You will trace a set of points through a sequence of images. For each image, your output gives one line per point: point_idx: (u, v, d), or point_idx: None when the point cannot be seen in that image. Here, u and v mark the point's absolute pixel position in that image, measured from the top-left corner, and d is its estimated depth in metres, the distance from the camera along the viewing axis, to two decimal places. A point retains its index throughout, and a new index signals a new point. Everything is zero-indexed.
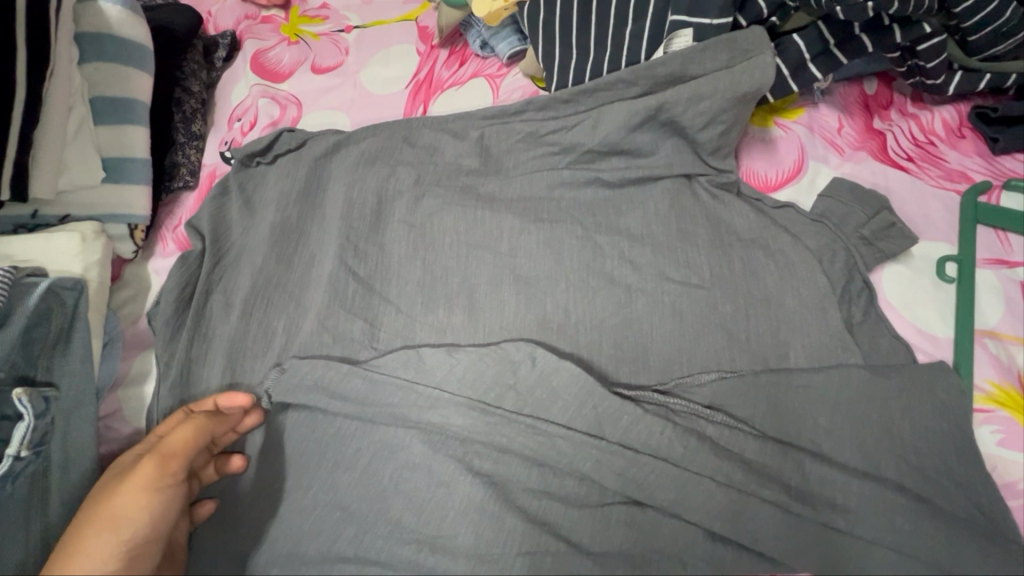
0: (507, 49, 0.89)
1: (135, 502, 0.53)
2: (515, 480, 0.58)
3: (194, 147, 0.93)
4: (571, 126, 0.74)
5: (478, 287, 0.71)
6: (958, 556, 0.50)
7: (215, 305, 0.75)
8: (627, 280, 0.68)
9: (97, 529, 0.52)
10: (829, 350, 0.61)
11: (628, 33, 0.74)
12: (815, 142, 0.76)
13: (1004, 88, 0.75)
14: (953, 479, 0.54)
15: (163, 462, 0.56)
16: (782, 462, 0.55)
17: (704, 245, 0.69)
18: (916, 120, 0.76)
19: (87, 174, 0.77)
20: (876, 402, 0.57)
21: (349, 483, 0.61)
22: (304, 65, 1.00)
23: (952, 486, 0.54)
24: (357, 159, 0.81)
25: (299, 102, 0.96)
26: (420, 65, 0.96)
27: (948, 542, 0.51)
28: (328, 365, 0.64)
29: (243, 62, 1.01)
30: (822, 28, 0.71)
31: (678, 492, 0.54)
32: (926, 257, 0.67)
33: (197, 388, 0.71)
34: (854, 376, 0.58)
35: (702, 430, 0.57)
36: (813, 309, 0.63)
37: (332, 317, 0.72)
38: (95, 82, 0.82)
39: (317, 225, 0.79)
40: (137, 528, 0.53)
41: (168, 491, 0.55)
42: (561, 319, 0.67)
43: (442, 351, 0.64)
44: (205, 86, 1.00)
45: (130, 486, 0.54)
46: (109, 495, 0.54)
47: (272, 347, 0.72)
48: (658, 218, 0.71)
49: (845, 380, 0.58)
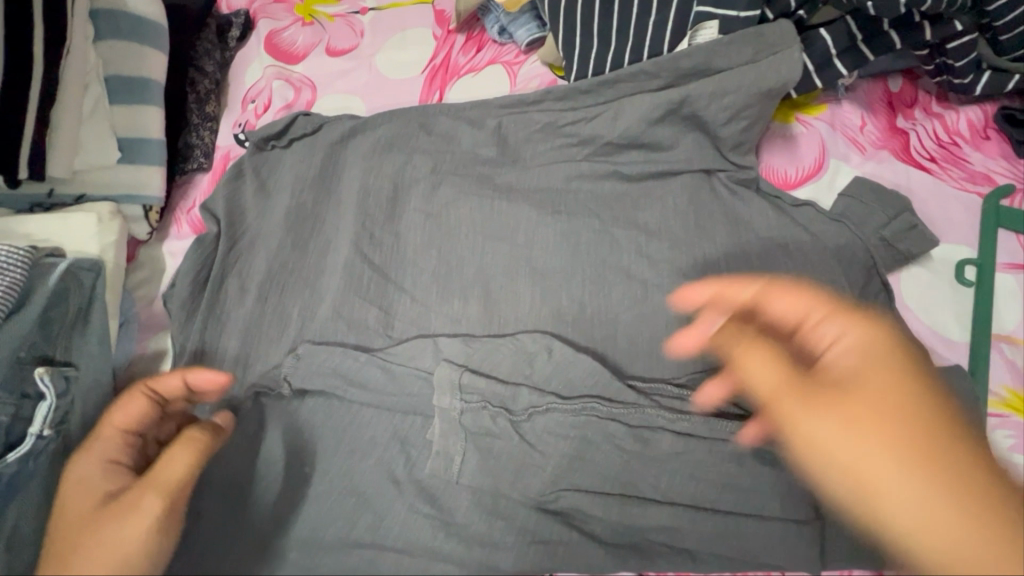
0: (525, 36, 0.88)
1: (139, 544, 0.49)
2: (528, 471, 0.57)
3: (208, 129, 0.92)
4: (591, 117, 0.73)
5: (493, 277, 0.71)
6: None
7: (230, 290, 0.75)
8: (643, 275, 0.68)
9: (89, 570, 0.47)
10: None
11: (651, 23, 0.73)
12: (837, 140, 0.75)
13: None
14: None
15: (164, 497, 0.51)
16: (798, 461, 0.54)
17: (722, 242, 0.68)
18: (941, 120, 0.75)
19: (103, 155, 0.77)
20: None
21: (366, 469, 0.62)
22: (318, 47, 0.98)
23: None
24: (374, 145, 0.80)
25: (313, 84, 0.95)
26: (436, 50, 0.95)
27: None
28: (346, 354, 0.66)
29: (257, 42, 1.00)
30: (849, 22, 0.70)
31: (692, 487, 0.54)
32: (945, 260, 0.67)
33: (213, 371, 0.71)
34: None
35: (718, 423, 0.56)
36: (830, 310, 0.64)
37: (347, 304, 0.72)
38: (110, 60, 0.81)
39: (332, 211, 0.79)
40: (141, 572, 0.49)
41: (170, 526, 0.51)
42: (577, 312, 0.68)
43: (458, 341, 0.64)
44: (219, 66, 0.98)
45: (130, 527, 0.49)
46: (98, 530, 0.49)
47: (287, 332, 0.72)
48: (676, 213, 0.71)
49: None
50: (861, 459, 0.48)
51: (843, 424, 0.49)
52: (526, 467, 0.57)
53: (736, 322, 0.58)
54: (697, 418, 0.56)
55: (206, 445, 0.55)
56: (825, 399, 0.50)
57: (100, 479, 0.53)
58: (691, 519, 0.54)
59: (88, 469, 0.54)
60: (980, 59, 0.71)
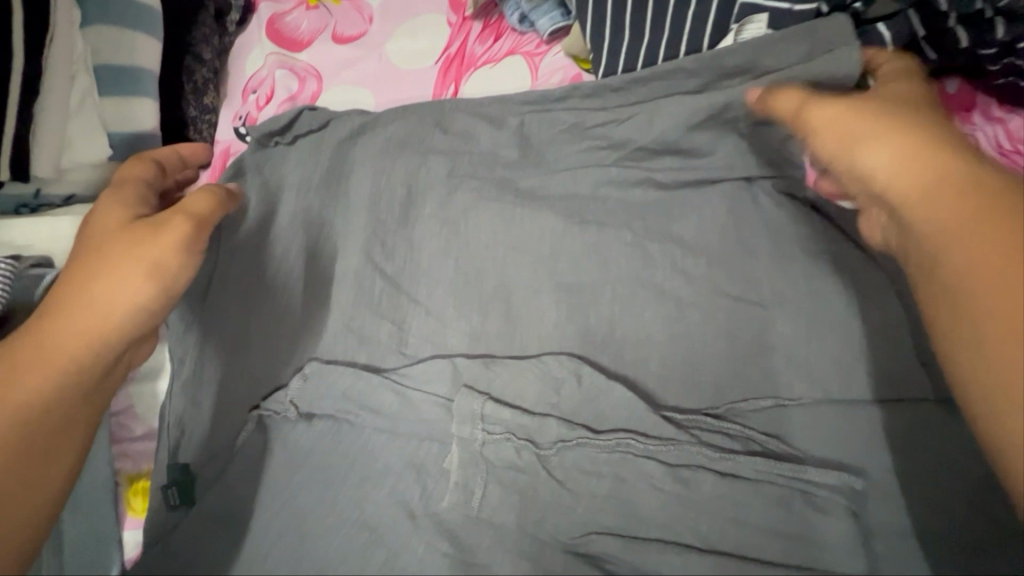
0: (549, 24, 0.80)
1: (165, 257, 0.52)
2: (555, 509, 0.53)
3: (206, 122, 0.87)
4: (622, 119, 0.67)
5: (515, 292, 0.66)
6: None
7: (228, 299, 0.69)
8: (678, 293, 0.63)
9: (130, 263, 0.52)
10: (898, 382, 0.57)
11: (692, 13, 0.66)
12: None
13: None
14: None
15: (197, 227, 0.54)
16: (843, 505, 0.51)
17: (765, 258, 0.63)
18: (1004, 126, 0.69)
19: (92, 152, 0.71)
20: (951, 444, 0.53)
21: (378, 500, 0.58)
22: (324, 33, 0.91)
23: None
24: (385, 144, 0.74)
25: (319, 75, 0.89)
26: (451, 38, 0.88)
27: None
28: (359, 376, 0.61)
29: (259, 27, 0.93)
30: (912, 16, 0.63)
31: (733, 532, 0.50)
32: None
33: (209, 390, 0.66)
34: (927, 412, 0.54)
35: (763, 462, 0.52)
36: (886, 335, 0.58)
37: (357, 319, 0.67)
38: (99, 48, 0.74)
39: (339, 217, 0.72)
40: (168, 272, 0.53)
41: (194, 254, 0.54)
42: (606, 332, 0.63)
43: (479, 364, 0.60)
44: (218, 53, 0.91)
45: (156, 245, 0.52)
46: (129, 250, 0.52)
47: (293, 347, 0.67)
48: (714, 225, 0.65)
49: (918, 415, 0.54)
50: (924, 201, 0.41)
51: (876, 139, 0.45)
52: (552, 505, 0.53)
53: (811, 98, 0.52)
54: (743, 457, 0.52)
55: (225, 198, 0.58)
56: (857, 117, 0.47)
57: (124, 208, 0.57)
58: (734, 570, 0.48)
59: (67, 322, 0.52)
60: None
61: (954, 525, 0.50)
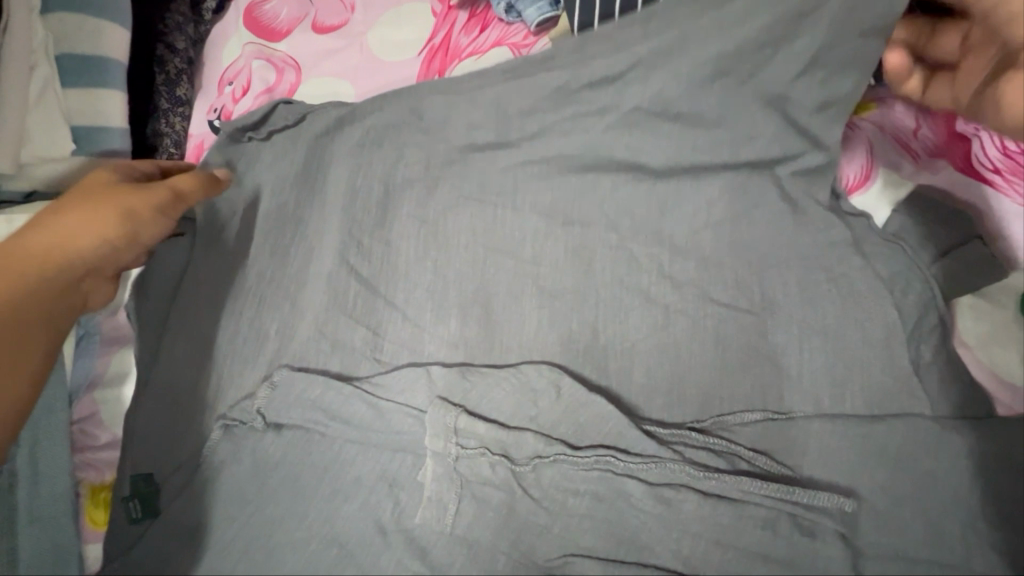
0: (536, 14, 0.77)
1: (137, 215, 0.57)
2: (530, 526, 0.51)
3: (181, 114, 0.83)
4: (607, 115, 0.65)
5: (496, 296, 0.63)
6: None
7: (196, 301, 0.66)
8: (667, 299, 0.60)
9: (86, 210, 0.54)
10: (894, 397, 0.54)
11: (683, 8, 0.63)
12: (886, 145, 0.67)
13: None
14: None
15: (175, 198, 0.59)
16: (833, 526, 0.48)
17: (754, 264, 0.60)
18: None
19: (53, 147, 0.68)
20: (947, 459, 0.50)
21: (345, 513, 0.55)
22: (304, 22, 0.87)
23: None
24: (361, 139, 0.70)
25: (297, 65, 0.85)
26: (436, 29, 0.84)
27: None
28: (329, 385, 0.59)
29: (236, 15, 0.89)
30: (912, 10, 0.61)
31: (718, 554, 0.47)
32: (1010, 290, 0.60)
33: (178, 396, 0.64)
34: (923, 429, 0.51)
35: (748, 481, 0.49)
36: (879, 346, 0.56)
37: (331, 323, 0.64)
38: (62, 36, 0.71)
39: (316, 211, 0.69)
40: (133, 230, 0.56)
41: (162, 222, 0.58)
42: (590, 339, 0.60)
43: (455, 372, 0.57)
44: (193, 42, 0.88)
45: (134, 200, 0.57)
46: (99, 197, 0.56)
47: (264, 351, 0.64)
48: (703, 229, 0.62)
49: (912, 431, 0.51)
50: None
51: None
52: (527, 524, 0.51)
53: None
54: (727, 476, 0.49)
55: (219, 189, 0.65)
56: None
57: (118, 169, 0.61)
58: None
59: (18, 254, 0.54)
60: None
61: (947, 547, 0.48)
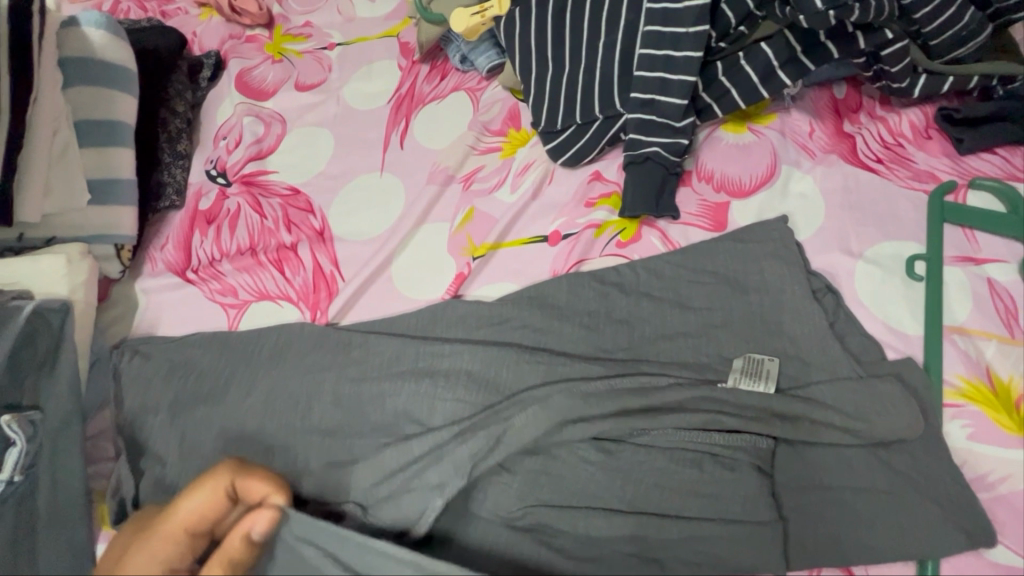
0: (486, 62, 0.92)
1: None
2: (494, 491, 0.58)
3: (180, 166, 0.94)
4: (561, 284, 0.71)
5: (462, 314, 0.70)
6: (914, 543, 0.53)
7: (201, 336, 0.75)
8: (618, 280, 0.70)
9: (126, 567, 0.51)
10: (812, 361, 0.62)
11: (602, 46, 0.79)
12: (786, 145, 0.77)
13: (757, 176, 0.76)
14: (915, 481, 0.55)
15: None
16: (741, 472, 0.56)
17: (679, 261, 0.70)
18: (885, 124, 0.78)
19: (73, 197, 0.78)
20: (863, 401, 0.57)
21: (332, 490, 0.61)
22: (287, 82, 1.01)
23: (916, 485, 0.55)
24: (330, 340, 0.71)
25: (283, 119, 0.98)
26: (401, 80, 0.98)
27: (905, 527, 0.54)
28: (319, 388, 0.67)
29: (228, 81, 1.03)
30: (788, 36, 0.73)
31: (659, 492, 0.56)
32: (895, 257, 0.68)
33: (181, 409, 0.70)
34: (839, 383, 0.59)
35: (679, 438, 0.58)
36: (798, 322, 0.64)
37: (318, 330, 0.72)
38: (78, 106, 0.82)
39: (283, 369, 0.70)
40: None
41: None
42: (546, 328, 0.68)
43: (423, 369, 0.66)
44: (190, 106, 1.00)
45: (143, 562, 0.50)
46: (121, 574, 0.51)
47: (260, 354, 0.72)
48: (640, 261, 0.71)
49: (832, 387, 0.59)
50: None
51: None
52: (494, 490, 0.58)
53: None
54: (658, 429, 0.58)
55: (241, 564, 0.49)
56: None
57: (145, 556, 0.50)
58: (656, 526, 0.55)
59: (145, 570, 0.50)
60: (774, 62, 0.74)
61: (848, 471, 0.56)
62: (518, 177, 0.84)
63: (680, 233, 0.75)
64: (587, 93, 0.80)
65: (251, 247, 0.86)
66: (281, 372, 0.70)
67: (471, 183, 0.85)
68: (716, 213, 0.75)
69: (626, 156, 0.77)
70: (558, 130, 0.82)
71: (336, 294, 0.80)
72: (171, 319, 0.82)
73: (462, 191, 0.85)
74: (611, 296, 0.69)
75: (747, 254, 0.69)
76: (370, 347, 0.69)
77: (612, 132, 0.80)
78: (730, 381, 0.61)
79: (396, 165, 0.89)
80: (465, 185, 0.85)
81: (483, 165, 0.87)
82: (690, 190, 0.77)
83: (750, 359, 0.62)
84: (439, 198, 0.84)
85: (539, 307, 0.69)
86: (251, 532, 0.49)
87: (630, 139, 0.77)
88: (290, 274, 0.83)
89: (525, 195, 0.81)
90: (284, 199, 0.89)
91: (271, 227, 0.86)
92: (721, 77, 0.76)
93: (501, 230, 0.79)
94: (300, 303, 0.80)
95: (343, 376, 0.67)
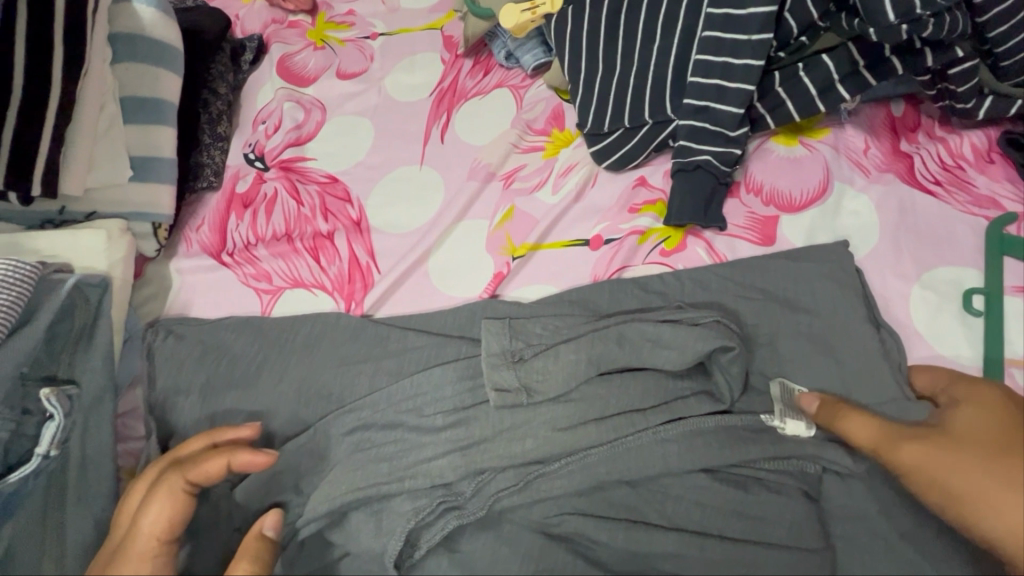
0: (532, 60, 0.90)
1: None
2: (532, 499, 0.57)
3: (219, 148, 0.93)
4: (603, 291, 0.70)
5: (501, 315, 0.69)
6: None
7: (235, 321, 0.74)
8: (661, 290, 0.69)
9: None
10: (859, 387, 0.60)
11: (656, 50, 0.78)
12: (840, 161, 0.75)
13: (818, 193, 0.74)
14: None
15: None
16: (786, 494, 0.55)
17: (726, 274, 0.68)
18: (945, 144, 0.75)
19: (115, 173, 0.78)
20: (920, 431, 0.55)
21: None
22: (329, 70, 1.00)
23: None
24: (365, 333, 0.70)
25: (323, 106, 0.97)
26: (444, 74, 0.97)
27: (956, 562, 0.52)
28: (354, 381, 0.67)
29: (270, 65, 1.02)
30: (851, 48, 0.71)
31: (701, 511, 0.55)
32: (952, 284, 0.66)
33: (212, 393, 0.69)
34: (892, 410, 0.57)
35: (725, 458, 0.56)
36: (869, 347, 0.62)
37: (354, 322, 0.71)
38: (125, 82, 0.82)
39: (318, 360, 0.69)
40: None
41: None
42: None
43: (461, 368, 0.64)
44: (231, 89, 1.00)
45: None
46: None
47: (294, 342, 0.71)
48: (685, 272, 0.69)
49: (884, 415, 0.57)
50: None
51: None
52: (530, 496, 0.57)
53: None
54: (705, 449, 0.57)
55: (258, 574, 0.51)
56: None
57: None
58: (698, 544, 0.54)
59: None
60: (836, 74, 0.72)
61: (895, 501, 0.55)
62: (561, 178, 0.83)
63: (728, 246, 0.73)
64: (638, 96, 0.79)
65: (287, 233, 0.85)
66: (316, 363, 0.69)
67: (512, 182, 0.84)
68: (764, 227, 0.73)
69: (675, 163, 0.75)
70: (605, 132, 0.80)
71: (371, 285, 0.79)
72: (203, 301, 0.82)
73: (503, 189, 0.83)
74: (655, 305, 0.68)
75: (799, 272, 0.67)
76: (407, 343, 0.68)
77: (659, 138, 0.79)
78: (777, 411, 0.59)
79: (437, 158, 0.88)
80: (506, 183, 0.84)
81: (525, 164, 0.85)
82: (738, 201, 0.75)
83: (785, 386, 0.61)
84: (479, 195, 0.83)
85: (580, 312, 0.68)
86: (265, 531, 0.54)
87: (680, 146, 0.75)
88: (325, 263, 0.82)
89: (568, 197, 0.80)
90: (321, 187, 0.88)
91: (308, 215, 0.86)
92: (778, 88, 0.74)
93: (542, 231, 0.78)
94: (334, 293, 0.80)
95: (378, 370, 0.67)
